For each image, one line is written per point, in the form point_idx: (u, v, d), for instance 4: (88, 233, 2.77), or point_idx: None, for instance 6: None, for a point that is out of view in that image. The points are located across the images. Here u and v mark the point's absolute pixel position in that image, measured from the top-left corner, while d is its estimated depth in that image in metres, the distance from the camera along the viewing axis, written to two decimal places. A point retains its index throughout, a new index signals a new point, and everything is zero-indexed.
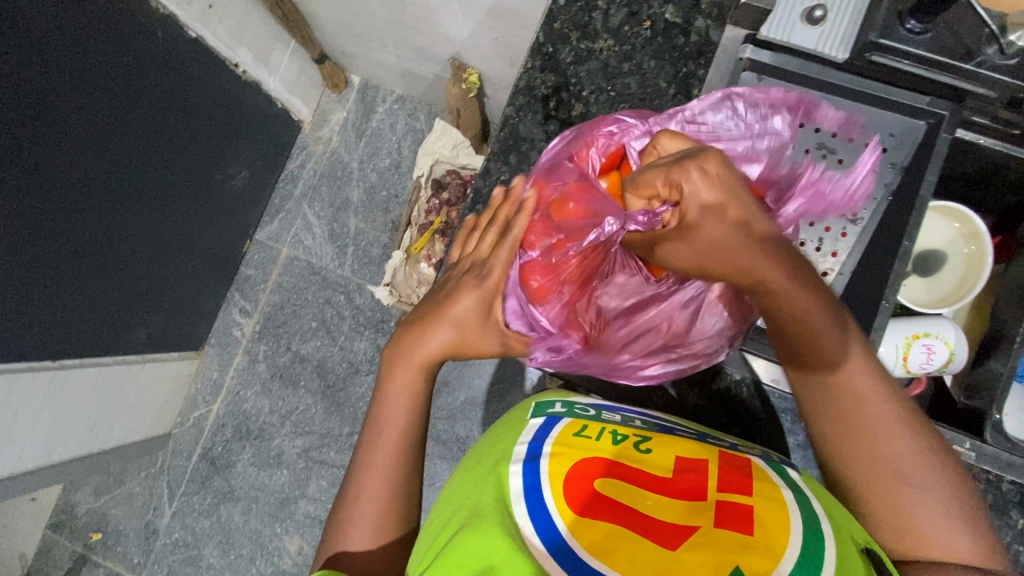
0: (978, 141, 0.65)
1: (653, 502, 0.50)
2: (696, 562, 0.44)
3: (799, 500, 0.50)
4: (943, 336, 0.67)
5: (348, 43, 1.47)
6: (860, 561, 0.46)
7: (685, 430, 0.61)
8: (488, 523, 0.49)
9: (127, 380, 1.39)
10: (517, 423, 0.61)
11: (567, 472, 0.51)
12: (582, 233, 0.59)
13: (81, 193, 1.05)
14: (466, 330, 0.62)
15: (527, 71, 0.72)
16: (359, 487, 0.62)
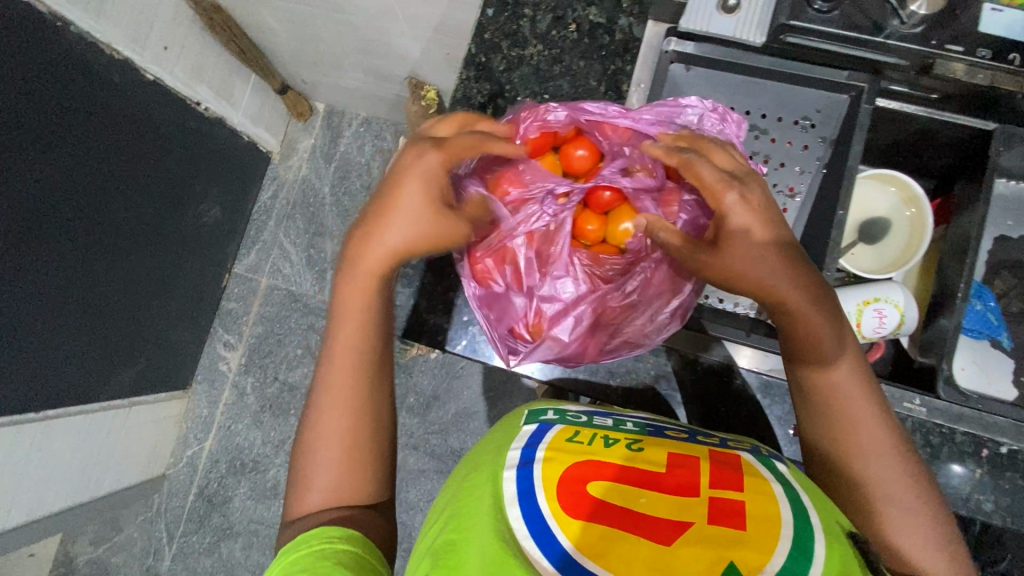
0: (904, 109, 0.66)
1: (646, 499, 0.48)
2: (691, 558, 0.43)
3: (788, 491, 0.48)
4: (893, 300, 0.69)
5: (307, 71, 1.49)
6: (854, 551, 0.45)
7: (674, 430, 0.58)
8: (483, 532, 0.48)
9: (114, 425, 1.38)
10: (508, 433, 0.58)
11: (560, 477, 0.49)
12: (521, 217, 0.66)
13: (51, 242, 1.06)
14: (422, 220, 0.60)
15: (462, 83, 0.74)
16: (319, 427, 0.61)
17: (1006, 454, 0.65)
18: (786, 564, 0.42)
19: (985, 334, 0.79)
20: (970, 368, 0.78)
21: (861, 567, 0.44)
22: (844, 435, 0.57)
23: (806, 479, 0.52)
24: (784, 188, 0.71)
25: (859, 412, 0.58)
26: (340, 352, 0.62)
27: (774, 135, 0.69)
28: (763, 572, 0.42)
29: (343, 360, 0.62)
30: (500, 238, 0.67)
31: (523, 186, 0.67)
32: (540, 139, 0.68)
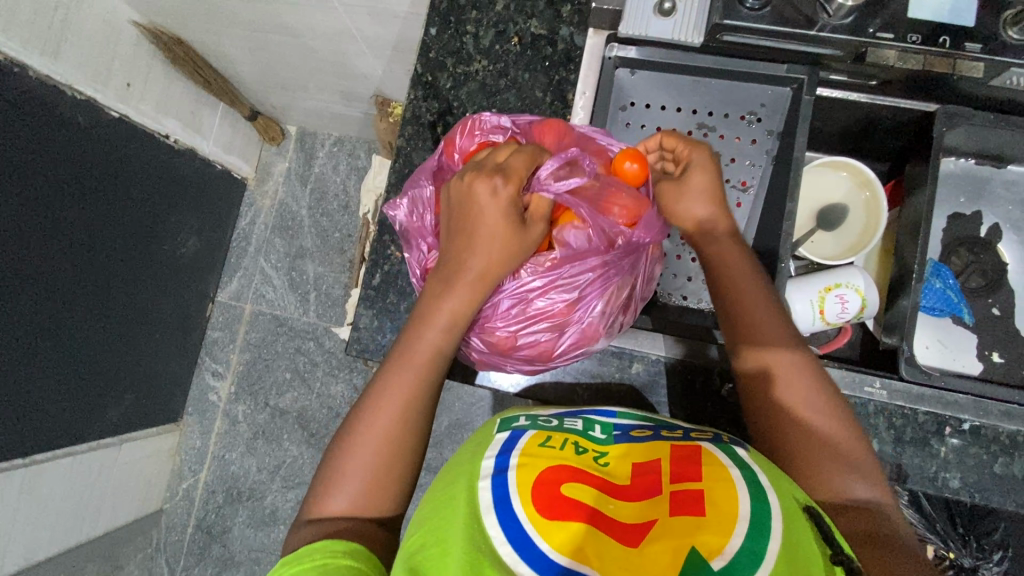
0: (849, 97, 0.70)
1: (615, 505, 0.48)
2: (658, 554, 0.44)
3: (746, 473, 0.49)
4: (853, 284, 0.72)
5: (275, 96, 1.49)
6: (806, 524, 0.46)
7: (641, 425, 0.59)
8: (458, 541, 0.46)
9: (105, 464, 1.37)
10: (481, 442, 0.56)
11: (534, 482, 0.48)
12: None
13: (28, 288, 1.06)
14: (499, 245, 0.60)
15: (411, 102, 0.75)
16: (369, 425, 0.59)
17: (968, 429, 0.68)
18: (743, 544, 0.43)
19: (946, 311, 0.85)
20: (930, 344, 0.85)
21: (817, 544, 0.45)
22: (785, 395, 0.60)
23: (764, 460, 0.53)
24: (737, 183, 0.72)
25: (800, 386, 0.60)
26: (408, 354, 0.61)
27: (722, 131, 0.72)
28: (724, 553, 0.43)
29: (411, 366, 0.61)
30: None
31: None
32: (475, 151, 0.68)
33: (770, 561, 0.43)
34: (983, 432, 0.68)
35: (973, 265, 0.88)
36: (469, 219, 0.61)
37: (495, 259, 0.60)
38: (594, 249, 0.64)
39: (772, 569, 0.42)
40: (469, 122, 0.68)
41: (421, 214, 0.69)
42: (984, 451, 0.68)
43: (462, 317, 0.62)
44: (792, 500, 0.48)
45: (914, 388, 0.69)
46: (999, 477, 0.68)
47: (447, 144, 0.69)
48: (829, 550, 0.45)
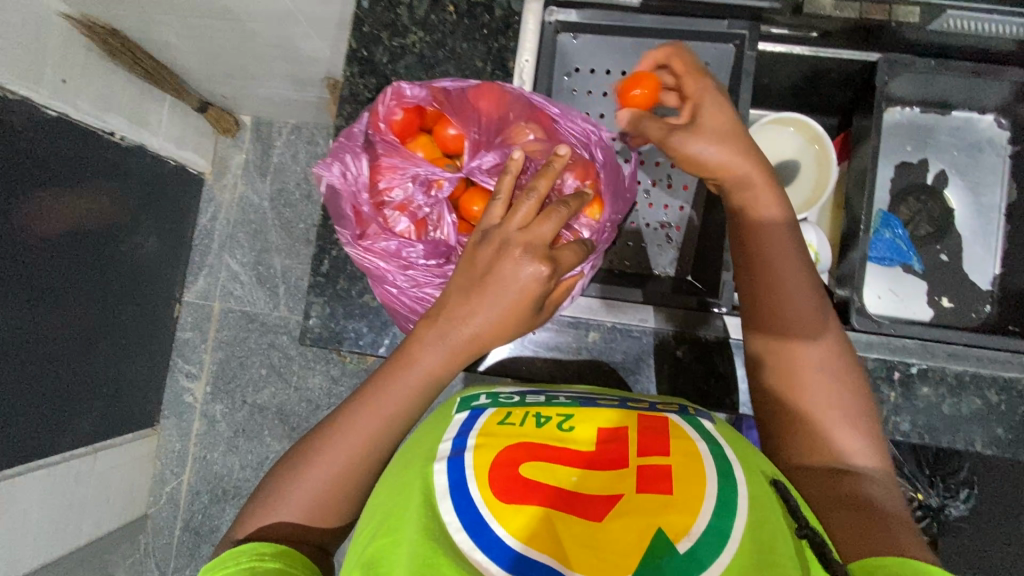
0: (794, 51, 0.71)
1: (577, 478, 0.47)
2: (622, 530, 0.44)
3: (713, 447, 0.50)
4: (807, 240, 0.75)
5: (224, 85, 1.44)
6: (771, 493, 0.47)
7: (606, 398, 0.58)
8: (412, 534, 0.45)
9: (82, 474, 1.35)
10: (441, 423, 0.56)
11: (491, 462, 0.48)
12: (406, 197, 0.70)
13: None
14: (513, 303, 0.55)
15: (348, 79, 0.75)
16: (331, 440, 0.58)
17: (916, 373, 0.70)
18: (712, 522, 0.44)
19: (897, 261, 0.87)
20: (882, 295, 0.87)
21: (784, 516, 0.46)
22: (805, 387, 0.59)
23: (730, 434, 0.54)
24: None
25: (819, 378, 0.59)
26: (392, 384, 0.58)
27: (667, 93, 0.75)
28: (690, 534, 0.43)
29: (391, 401, 0.58)
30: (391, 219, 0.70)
31: (406, 163, 0.69)
32: (402, 120, 0.71)
33: (736, 539, 0.43)
34: (932, 375, 0.71)
35: (921, 213, 0.90)
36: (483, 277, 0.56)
37: (500, 320, 0.56)
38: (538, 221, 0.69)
39: (736, 548, 0.43)
40: (393, 90, 0.70)
41: (351, 185, 0.70)
42: (934, 393, 0.70)
43: (461, 352, 0.57)
44: (761, 475, 0.49)
45: (863, 335, 0.71)
46: (948, 417, 0.70)
47: (371, 115, 0.71)
48: (794, 524, 0.46)
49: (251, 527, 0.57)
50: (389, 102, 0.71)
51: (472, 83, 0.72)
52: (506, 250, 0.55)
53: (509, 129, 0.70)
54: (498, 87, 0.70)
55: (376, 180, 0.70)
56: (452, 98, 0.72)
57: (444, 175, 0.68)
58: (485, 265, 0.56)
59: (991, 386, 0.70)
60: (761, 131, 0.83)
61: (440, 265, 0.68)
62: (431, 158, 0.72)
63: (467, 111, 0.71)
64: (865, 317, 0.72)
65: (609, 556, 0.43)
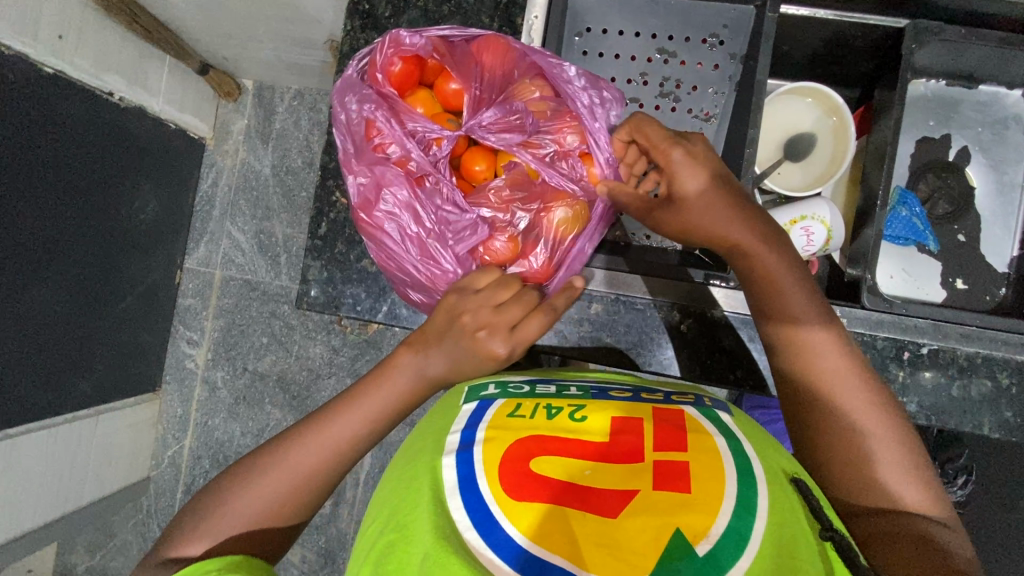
0: (816, 15, 0.71)
1: (591, 471, 0.46)
2: (638, 528, 0.42)
3: (732, 443, 0.48)
4: (819, 216, 0.74)
5: (225, 47, 1.40)
6: (790, 490, 0.46)
7: (618, 389, 0.57)
8: (422, 534, 0.44)
9: (84, 435, 1.36)
10: (448, 414, 0.55)
11: (501, 457, 0.47)
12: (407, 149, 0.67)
13: None
14: (465, 364, 0.62)
15: (349, 33, 0.74)
16: (290, 454, 0.62)
17: (926, 354, 0.70)
18: (731, 524, 0.43)
19: (912, 239, 0.84)
20: (894, 274, 0.85)
21: (805, 519, 0.45)
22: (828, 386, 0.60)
23: (747, 426, 0.52)
24: (699, 112, 0.76)
25: (836, 369, 0.61)
26: (361, 402, 0.63)
27: (682, 56, 0.76)
28: (709, 536, 0.42)
29: (353, 421, 0.63)
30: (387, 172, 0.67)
31: (407, 117, 0.67)
32: (405, 72, 0.69)
33: (756, 541, 0.42)
34: (942, 356, 0.70)
35: (941, 191, 0.87)
36: (444, 334, 0.63)
37: (459, 367, 0.62)
38: (545, 186, 0.70)
39: (756, 549, 0.42)
40: (397, 37, 0.68)
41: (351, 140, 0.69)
42: (943, 374, 0.70)
43: (418, 391, 0.64)
44: (781, 475, 0.48)
45: (874, 314, 0.70)
46: (956, 399, 0.70)
47: (368, 65, 0.69)
48: (818, 526, 0.46)
49: (211, 538, 0.59)
50: (392, 49, 0.69)
51: (474, 34, 0.71)
52: (486, 330, 0.61)
53: (516, 84, 0.71)
54: (503, 41, 0.70)
55: (375, 132, 0.68)
56: (457, 51, 0.71)
57: (443, 134, 0.68)
58: (470, 326, 0.61)
59: (1003, 368, 0.70)
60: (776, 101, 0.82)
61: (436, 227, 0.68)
62: (432, 113, 0.71)
63: (470, 65, 0.70)
64: (877, 295, 0.70)
65: (625, 555, 0.41)
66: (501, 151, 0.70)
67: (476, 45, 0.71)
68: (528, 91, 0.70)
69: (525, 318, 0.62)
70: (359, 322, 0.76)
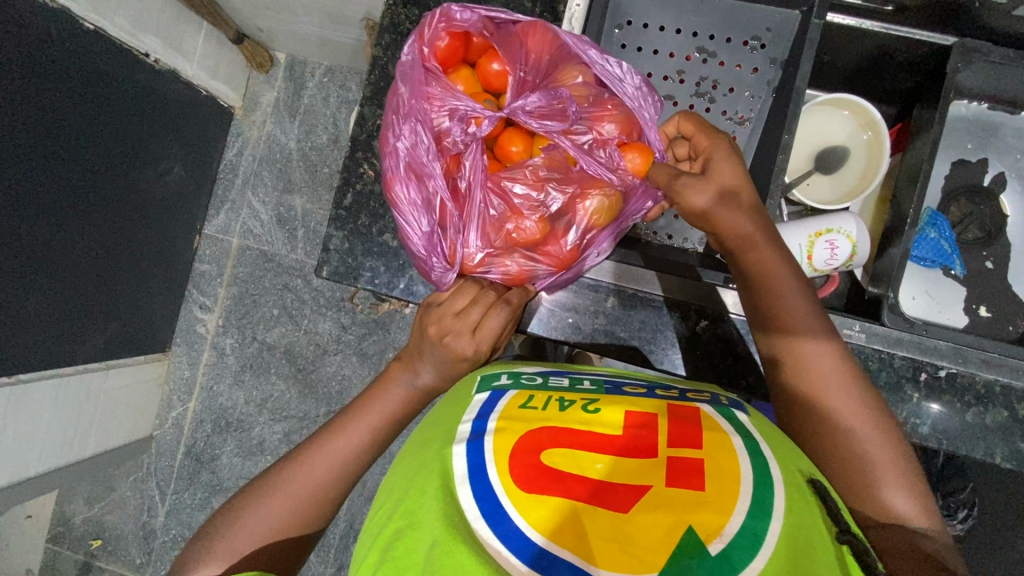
0: (863, 25, 0.71)
1: (604, 465, 0.47)
2: (650, 523, 0.43)
3: (748, 442, 0.48)
4: (845, 231, 0.73)
5: (262, 17, 1.41)
6: (807, 489, 0.46)
7: (633, 384, 0.58)
8: (432, 520, 0.45)
9: (92, 388, 1.38)
10: (460, 402, 0.56)
11: (512, 447, 0.47)
12: (449, 131, 0.67)
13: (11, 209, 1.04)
14: (443, 370, 0.67)
15: (391, 8, 0.77)
16: (301, 467, 0.66)
17: (944, 376, 0.71)
18: (746, 523, 0.42)
19: (937, 263, 0.83)
20: (917, 296, 0.84)
21: (822, 516, 0.45)
22: (825, 395, 0.61)
23: (763, 425, 0.53)
24: (734, 115, 0.77)
25: (832, 380, 0.62)
26: (364, 412, 0.69)
27: (722, 57, 0.77)
28: (721, 535, 0.42)
29: (358, 430, 0.68)
30: (424, 154, 0.67)
31: (448, 97, 0.67)
32: (452, 51, 0.69)
33: (771, 542, 0.42)
34: (959, 381, 0.71)
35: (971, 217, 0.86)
36: (425, 348, 0.67)
37: (441, 373, 0.67)
38: (581, 173, 0.69)
39: (772, 551, 0.41)
40: (447, 15, 0.68)
41: (394, 119, 0.69)
42: (958, 400, 0.71)
43: (413, 404, 0.70)
44: (799, 476, 0.47)
45: (892, 334, 0.71)
46: (968, 425, 0.71)
47: (416, 40, 0.68)
48: (835, 528, 0.45)
49: (224, 558, 0.61)
50: (442, 26, 0.68)
51: (518, 18, 0.72)
52: (451, 335, 0.65)
53: (559, 69, 0.71)
54: (549, 28, 0.71)
55: (416, 110, 0.67)
56: (501, 32, 0.71)
57: (483, 113, 0.66)
58: (439, 331, 0.66)
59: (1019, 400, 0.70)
60: (813, 113, 0.82)
61: (465, 208, 0.68)
62: (471, 91, 0.71)
63: (516, 49, 0.70)
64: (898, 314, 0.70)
65: (637, 551, 0.42)
66: (539, 135, 0.69)
67: (523, 28, 0.71)
68: (572, 76, 0.69)
69: (488, 315, 0.66)
70: (374, 295, 0.76)
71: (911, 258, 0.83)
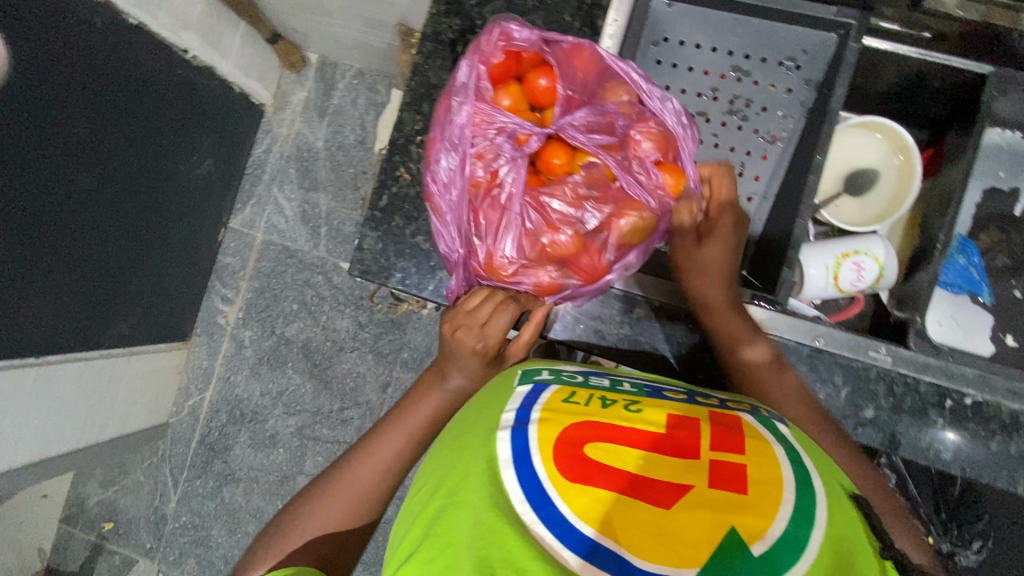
0: (901, 50, 0.71)
1: (645, 460, 0.48)
2: (690, 520, 0.44)
3: (788, 451, 0.50)
4: (872, 253, 0.76)
5: (298, 19, 1.45)
6: (851, 507, 0.47)
7: (673, 390, 0.59)
8: (477, 501, 0.47)
9: (115, 372, 1.41)
10: (502, 394, 0.58)
11: (555, 438, 0.49)
12: (494, 146, 0.68)
13: (53, 197, 1.07)
14: (467, 371, 0.70)
15: (434, 17, 0.79)
16: (357, 465, 0.71)
17: (970, 405, 0.71)
18: (787, 529, 0.43)
19: (965, 288, 0.83)
20: (945, 324, 0.83)
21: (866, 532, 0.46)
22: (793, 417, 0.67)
23: (804, 437, 0.53)
24: (766, 134, 0.79)
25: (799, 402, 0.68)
26: (409, 412, 0.73)
27: (757, 77, 0.78)
28: (764, 539, 0.42)
29: (405, 430, 0.72)
30: (469, 167, 0.69)
31: (492, 114, 0.69)
32: (503, 68, 0.71)
33: (812, 549, 0.42)
34: (984, 409, 0.71)
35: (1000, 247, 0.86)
36: (449, 355, 0.70)
37: (466, 374, 0.71)
38: (619, 192, 0.69)
39: (813, 558, 0.42)
40: (496, 36, 0.71)
41: (440, 132, 0.71)
42: (984, 428, 0.71)
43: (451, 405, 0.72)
44: (840, 490, 0.48)
45: (920, 358, 0.71)
46: (993, 454, 0.71)
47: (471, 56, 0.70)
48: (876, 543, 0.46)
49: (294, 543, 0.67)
50: (493, 46, 0.71)
51: (568, 38, 0.73)
52: (463, 330, 0.68)
53: (605, 86, 0.73)
54: (595, 51, 0.73)
55: (462, 123, 0.69)
56: (550, 51, 0.73)
57: (532, 131, 0.68)
58: (452, 328, 0.69)
59: None
60: (846, 134, 0.84)
61: (503, 221, 0.69)
62: (518, 107, 0.71)
63: (563, 68, 0.72)
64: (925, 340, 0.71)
65: (676, 546, 0.43)
66: (581, 150, 0.70)
67: (572, 49, 0.73)
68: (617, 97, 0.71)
69: (497, 312, 0.69)
70: (404, 296, 0.78)
71: (939, 283, 0.83)
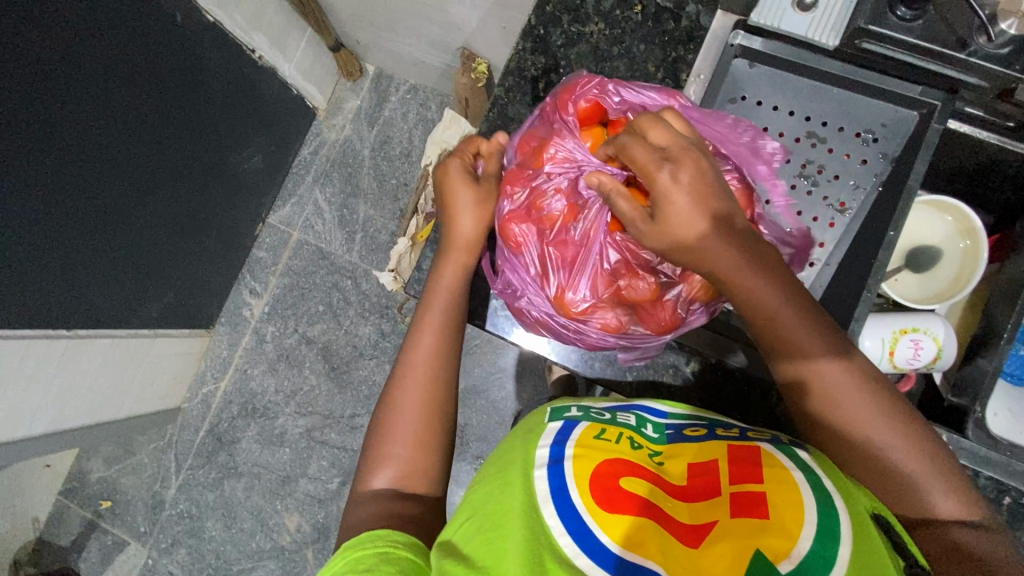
0: (980, 135, 0.77)
1: (673, 505, 0.52)
2: (718, 556, 0.46)
3: (809, 476, 0.51)
4: (932, 332, 0.77)
5: (362, 31, 1.50)
6: (876, 533, 0.48)
7: (693, 427, 0.61)
8: (517, 532, 0.48)
9: (139, 351, 1.42)
10: (535, 429, 0.60)
11: (592, 473, 0.51)
12: (575, 188, 0.71)
13: (116, 178, 1.11)
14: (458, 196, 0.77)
15: (519, 52, 0.85)
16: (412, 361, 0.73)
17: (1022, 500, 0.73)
18: (813, 547, 0.45)
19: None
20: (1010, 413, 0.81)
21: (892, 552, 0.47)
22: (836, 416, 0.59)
23: (827, 465, 0.55)
24: (834, 203, 0.80)
25: (853, 404, 0.59)
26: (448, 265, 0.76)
27: (833, 145, 0.79)
28: (791, 557, 0.45)
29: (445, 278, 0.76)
30: (545, 205, 0.72)
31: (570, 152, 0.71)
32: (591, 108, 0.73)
33: (841, 567, 0.44)
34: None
35: None
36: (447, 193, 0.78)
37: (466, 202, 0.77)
38: None
39: None
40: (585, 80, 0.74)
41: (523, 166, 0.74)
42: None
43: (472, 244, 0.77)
44: (861, 509, 0.50)
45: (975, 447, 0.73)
46: None
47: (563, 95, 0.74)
48: (902, 562, 0.47)
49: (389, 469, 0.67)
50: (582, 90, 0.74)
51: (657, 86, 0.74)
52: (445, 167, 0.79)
53: None
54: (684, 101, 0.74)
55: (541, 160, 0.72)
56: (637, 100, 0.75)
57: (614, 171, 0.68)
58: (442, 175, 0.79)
59: None
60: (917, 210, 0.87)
61: (574, 261, 0.71)
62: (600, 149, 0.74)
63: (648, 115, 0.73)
64: (983, 430, 0.73)
65: None
66: None
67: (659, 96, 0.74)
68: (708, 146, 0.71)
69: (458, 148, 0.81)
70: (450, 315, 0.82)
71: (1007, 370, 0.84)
